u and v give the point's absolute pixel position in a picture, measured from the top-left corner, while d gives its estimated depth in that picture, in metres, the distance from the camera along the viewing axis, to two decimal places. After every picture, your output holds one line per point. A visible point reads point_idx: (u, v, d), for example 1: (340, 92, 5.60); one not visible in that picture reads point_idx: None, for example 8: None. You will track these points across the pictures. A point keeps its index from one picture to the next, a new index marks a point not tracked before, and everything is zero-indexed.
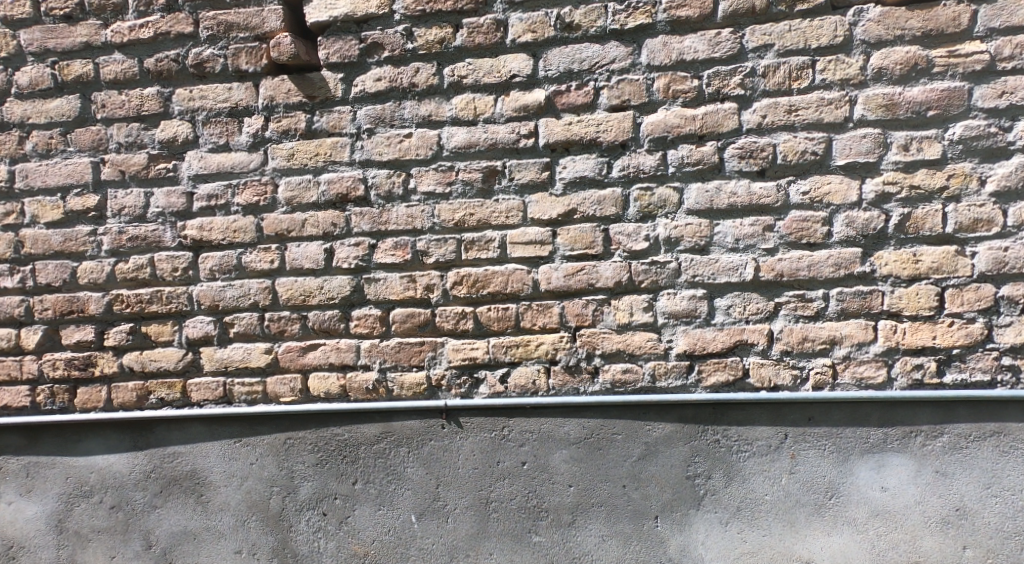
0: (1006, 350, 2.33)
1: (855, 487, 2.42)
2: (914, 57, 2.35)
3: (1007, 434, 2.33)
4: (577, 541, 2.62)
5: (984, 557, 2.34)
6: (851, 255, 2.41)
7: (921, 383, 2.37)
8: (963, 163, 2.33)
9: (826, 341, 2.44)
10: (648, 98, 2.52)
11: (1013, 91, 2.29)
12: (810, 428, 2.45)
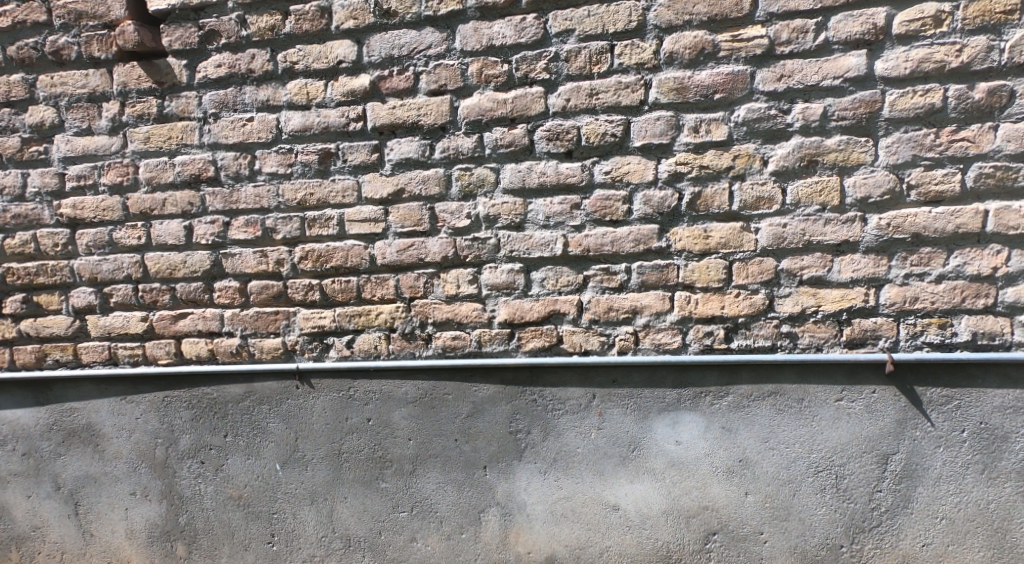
0: (785, 319, 2.39)
1: (653, 441, 2.65)
2: (701, 42, 2.33)
3: (782, 394, 2.47)
4: (418, 487, 2.93)
5: (763, 502, 2.55)
6: (649, 232, 2.45)
7: (711, 348, 2.49)
8: (747, 144, 2.32)
9: (628, 310, 2.55)
10: (464, 83, 2.57)
11: (790, 75, 2.26)
12: (614, 389, 2.66)
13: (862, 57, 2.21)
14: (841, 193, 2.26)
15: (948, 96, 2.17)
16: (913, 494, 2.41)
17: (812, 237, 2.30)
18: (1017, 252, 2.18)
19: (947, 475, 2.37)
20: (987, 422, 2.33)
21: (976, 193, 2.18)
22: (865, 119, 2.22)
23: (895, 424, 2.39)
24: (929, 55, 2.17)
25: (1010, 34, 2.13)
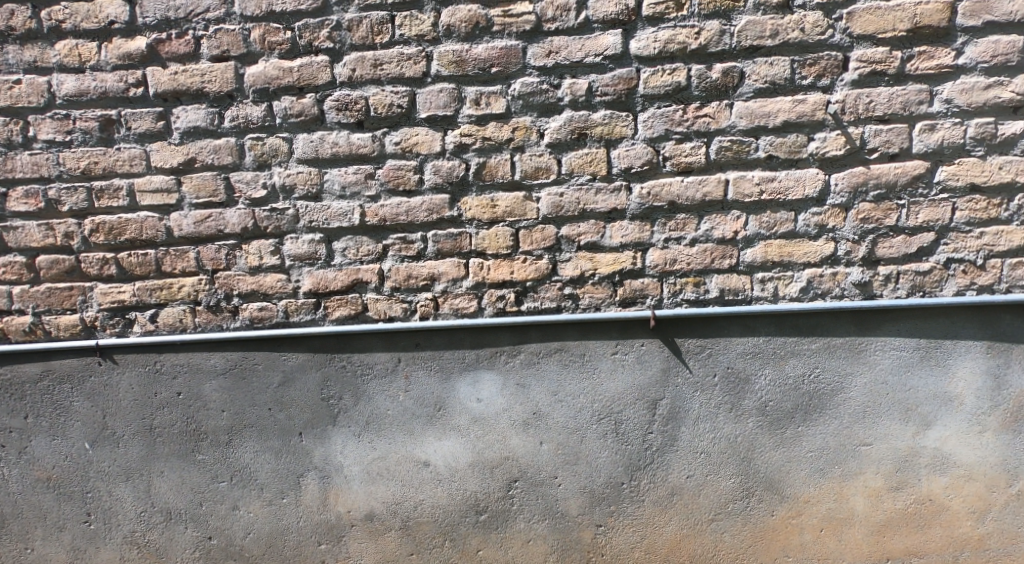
0: (567, 282, 2.59)
1: (456, 400, 2.81)
2: (475, 16, 2.38)
3: (567, 351, 2.69)
4: (235, 456, 2.94)
5: (555, 449, 2.79)
6: (441, 201, 2.53)
7: (504, 311, 2.64)
8: (524, 117, 2.42)
9: (427, 278, 2.65)
10: (246, 49, 2.50)
11: (558, 51, 2.36)
12: (417, 352, 2.78)
13: (618, 36, 2.34)
14: (607, 163, 2.43)
15: (691, 75, 2.34)
16: (678, 433, 2.71)
17: (585, 206, 2.48)
18: (753, 218, 2.43)
19: (704, 415, 2.68)
20: (733, 366, 2.62)
21: (718, 163, 2.39)
22: (625, 94, 2.37)
23: (661, 372, 2.66)
24: (675, 35, 2.32)
25: (739, 18, 2.29)
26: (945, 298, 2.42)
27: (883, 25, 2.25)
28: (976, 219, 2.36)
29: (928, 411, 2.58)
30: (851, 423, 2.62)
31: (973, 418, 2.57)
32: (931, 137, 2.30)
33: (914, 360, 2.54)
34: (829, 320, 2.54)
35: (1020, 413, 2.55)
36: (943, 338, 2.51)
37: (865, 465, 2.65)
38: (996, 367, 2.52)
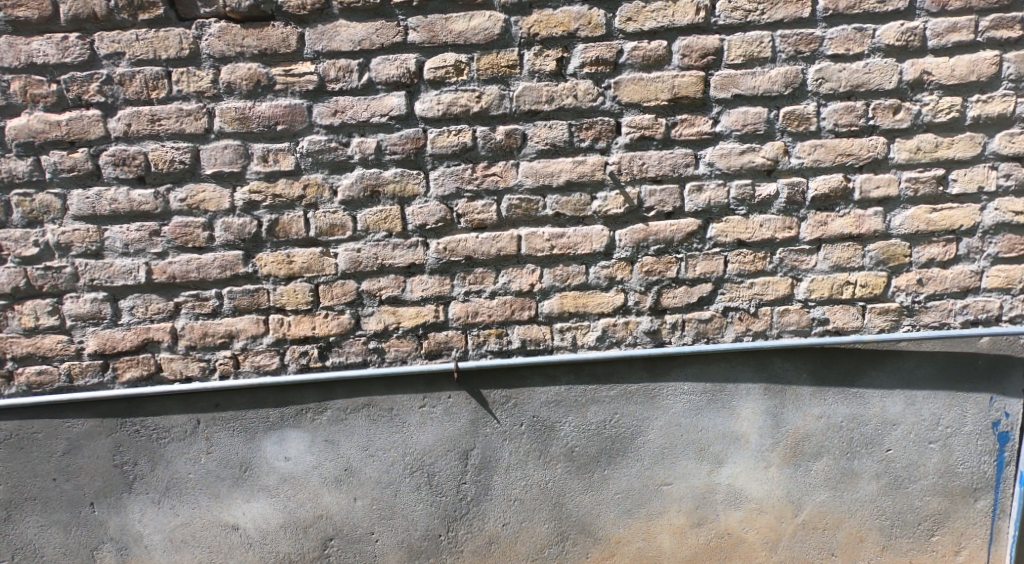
0: (372, 335, 2.56)
1: (263, 459, 2.66)
2: (255, 74, 2.35)
3: (374, 406, 2.65)
4: (17, 532, 2.65)
5: (371, 504, 2.71)
6: (234, 257, 2.46)
7: (308, 367, 2.57)
8: (315, 174, 2.41)
9: (224, 335, 2.53)
10: (7, 101, 2.36)
11: (344, 111, 2.37)
12: (218, 413, 2.62)
13: (403, 97, 2.36)
14: (401, 219, 2.44)
15: (476, 136, 2.38)
16: (491, 482, 2.73)
17: (384, 261, 2.47)
18: (547, 271, 2.53)
19: (515, 463, 2.72)
20: (539, 415, 2.69)
21: (510, 221, 2.46)
22: (414, 153, 2.39)
23: (470, 423, 2.68)
24: (457, 99, 2.35)
25: (517, 85, 2.35)
26: (725, 344, 2.61)
27: (646, 95, 2.37)
28: (746, 271, 2.55)
29: (719, 450, 2.75)
30: (652, 465, 2.75)
31: (758, 454, 2.75)
32: (699, 197, 2.47)
33: (702, 402, 2.71)
34: (623, 368, 2.68)
35: (799, 448, 2.75)
36: (725, 382, 2.71)
37: (668, 504, 2.78)
38: (773, 406, 2.72)
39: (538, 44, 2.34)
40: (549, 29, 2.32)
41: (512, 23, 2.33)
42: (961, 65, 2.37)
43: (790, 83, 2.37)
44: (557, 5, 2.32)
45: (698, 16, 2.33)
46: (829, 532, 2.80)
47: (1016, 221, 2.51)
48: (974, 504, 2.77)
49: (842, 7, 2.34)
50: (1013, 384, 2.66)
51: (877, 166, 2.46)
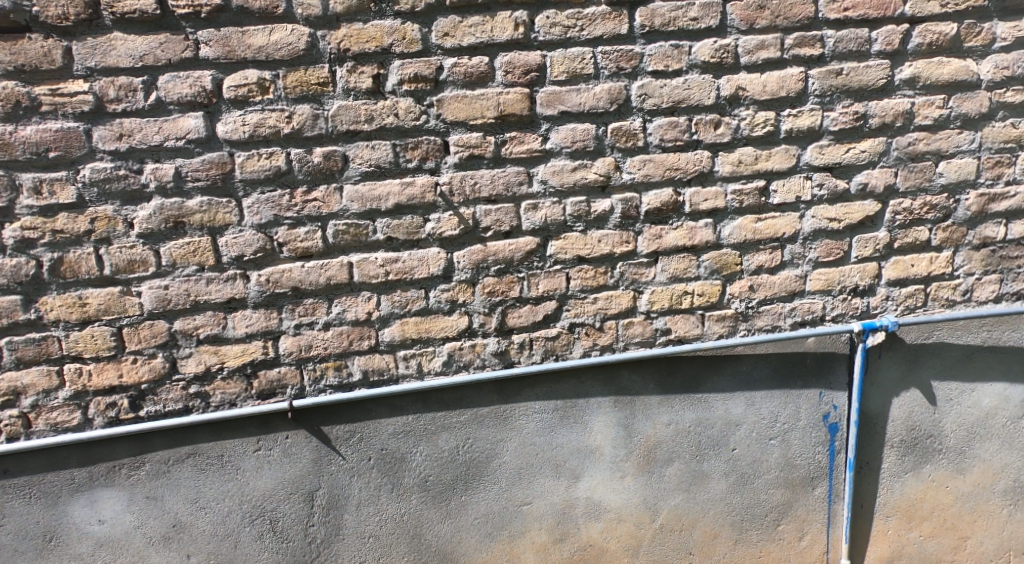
0: (192, 379, 2.30)
1: (72, 525, 2.33)
2: (14, 94, 2.07)
3: (200, 454, 2.36)
4: None
5: (207, 560, 2.43)
6: (11, 302, 2.16)
7: (117, 420, 2.28)
8: (103, 206, 2.15)
9: (8, 392, 2.21)
10: None
11: (131, 134, 2.12)
12: (8, 479, 2.28)
13: (200, 119, 2.14)
14: (213, 251, 2.22)
15: (291, 159, 2.20)
16: (342, 521, 2.50)
17: (197, 298, 2.24)
18: (384, 298, 2.39)
19: (364, 499, 2.51)
20: (386, 447, 2.49)
21: (339, 247, 2.30)
22: (220, 179, 2.18)
23: (312, 463, 2.44)
24: (264, 119, 2.16)
25: (331, 104, 2.19)
26: (575, 359, 2.55)
27: (471, 112, 2.28)
28: (588, 287, 2.52)
29: (575, 464, 2.63)
30: (509, 486, 2.60)
31: (614, 465, 2.66)
32: (535, 216, 2.41)
33: (555, 419, 2.59)
34: (467, 390, 2.51)
35: (652, 455, 2.67)
36: (577, 397, 2.60)
37: (529, 523, 2.64)
38: (624, 417, 2.64)
39: (350, 60, 2.17)
40: (360, 43, 2.16)
41: (318, 37, 2.14)
42: (773, 80, 2.45)
43: (615, 99, 2.36)
44: (367, 19, 2.15)
45: (517, 32, 2.25)
46: (685, 533, 2.75)
47: (832, 227, 2.63)
48: (813, 493, 2.83)
49: (659, 24, 2.34)
50: (839, 378, 2.76)
51: (704, 180, 2.50)
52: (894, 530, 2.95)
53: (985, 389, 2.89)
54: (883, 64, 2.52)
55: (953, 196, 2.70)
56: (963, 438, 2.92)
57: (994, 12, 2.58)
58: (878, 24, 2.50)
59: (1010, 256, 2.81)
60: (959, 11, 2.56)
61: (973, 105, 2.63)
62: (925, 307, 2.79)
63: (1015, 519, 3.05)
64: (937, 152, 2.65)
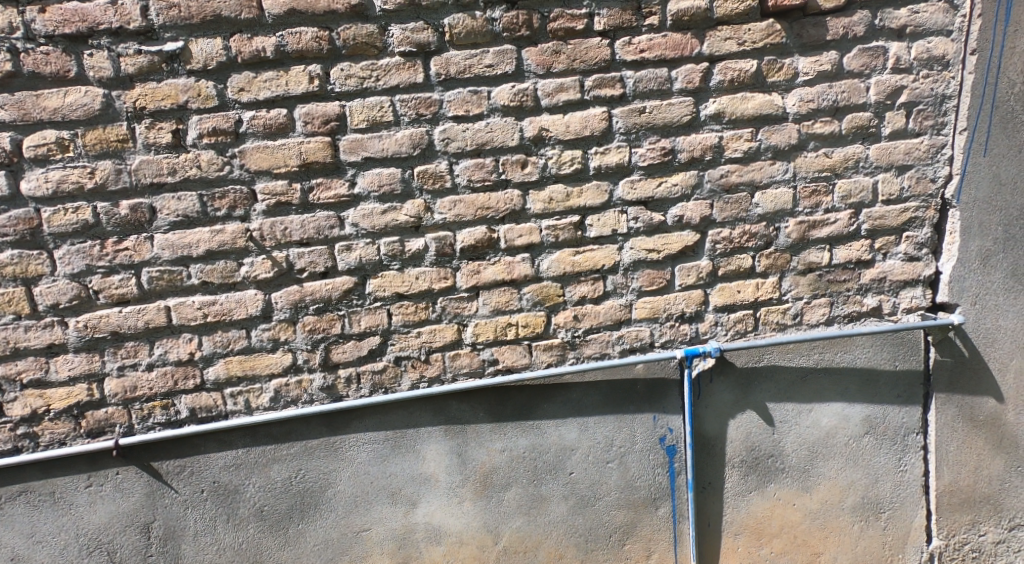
0: (20, 421, 2.47)
1: None
2: None
3: (32, 491, 2.52)
4: None
5: None
6: None
7: None
8: None
9: None
10: None
11: None
12: None
13: (3, 178, 2.31)
14: (28, 299, 2.39)
15: (98, 212, 2.36)
16: (181, 551, 2.62)
17: (17, 344, 2.42)
18: (206, 338, 2.51)
19: (201, 529, 2.62)
20: (219, 479, 2.60)
21: (155, 292, 2.44)
22: (28, 233, 2.35)
23: (143, 498, 2.57)
24: (69, 175, 2.33)
25: (132, 158, 2.34)
26: (402, 392, 2.62)
27: (275, 161, 2.40)
28: (411, 322, 2.59)
29: (412, 491, 2.69)
30: (347, 513, 2.68)
31: (450, 491, 2.71)
32: (348, 256, 2.51)
33: (386, 449, 2.66)
34: (295, 424, 2.61)
35: (488, 480, 2.72)
36: (407, 427, 2.66)
37: (370, 548, 2.71)
38: (457, 445, 2.69)
39: (150, 118, 2.33)
40: (154, 102, 2.31)
41: (113, 97, 2.30)
42: (575, 121, 2.55)
43: (417, 144, 2.47)
44: (160, 78, 2.30)
45: (312, 85, 2.37)
46: (529, 555, 2.80)
47: (651, 258, 2.71)
48: (656, 512, 2.89)
49: (453, 72, 2.44)
50: (672, 402, 2.82)
51: (518, 217, 2.59)
52: (744, 547, 3.00)
53: (823, 408, 2.95)
54: (685, 102, 2.61)
55: (772, 224, 2.78)
56: (806, 457, 2.98)
57: (793, 47, 2.66)
58: (677, 64, 2.59)
59: (838, 280, 2.89)
60: (758, 48, 2.63)
61: (781, 137, 2.71)
62: (755, 331, 2.85)
63: (868, 534, 3.11)
64: (751, 183, 2.73)
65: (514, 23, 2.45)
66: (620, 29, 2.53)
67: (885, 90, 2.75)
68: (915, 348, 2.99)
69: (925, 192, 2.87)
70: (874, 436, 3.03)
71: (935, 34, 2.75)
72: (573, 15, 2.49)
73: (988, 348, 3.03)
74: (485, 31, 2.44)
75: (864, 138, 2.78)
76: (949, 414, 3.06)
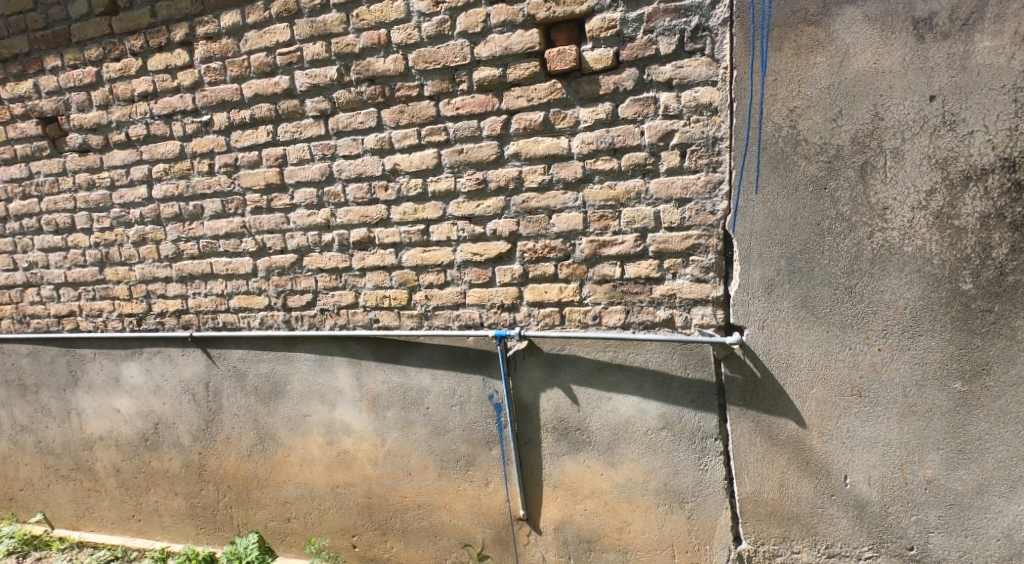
0: (156, 312, 4.37)
1: (124, 375, 4.52)
2: (87, 179, 4.31)
3: (168, 352, 4.40)
4: (40, 400, 4.76)
5: (174, 405, 4.45)
6: (93, 270, 4.43)
7: (136, 326, 4.43)
8: (120, 229, 4.31)
9: (99, 309, 4.49)
10: (9, 197, 4.52)
11: (125, 196, 4.25)
12: (104, 349, 4.53)
13: (145, 188, 4.20)
14: (156, 250, 4.26)
15: (181, 208, 4.14)
16: (220, 403, 4.35)
17: (154, 273, 4.30)
18: (229, 283, 4.16)
19: (230, 392, 4.32)
20: (235, 364, 4.27)
21: (205, 254, 4.16)
22: (156, 217, 4.21)
23: (206, 367, 4.33)
24: (166, 188, 4.15)
25: (193, 179, 4.08)
26: (324, 330, 4.01)
27: (254, 182, 3.95)
28: (330, 286, 3.95)
29: (332, 396, 4.12)
30: (299, 402, 4.19)
31: (354, 402, 4.08)
32: (291, 241, 3.96)
33: (316, 365, 4.11)
34: (271, 340, 4.16)
35: (375, 400, 4.03)
36: (327, 353, 4.07)
37: (312, 427, 4.20)
38: (355, 371, 4.04)
39: (198, 157, 4.04)
40: (200, 148, 4.02)
41: (184, 147, 4.06)
42: (416, 158, 3.57)
43: (323, 172, 3.79)
44: (204, 134, 4.00)
45: (267, 137, 3.86)
46: (404, 459, 4.04)
47: (476, 259, 3.58)
48: (490, 452, 3.84)
49: (340, 128, 3.69)
50: (495, 369, 3.74)
51: (386, 223, 3.74)
52: (561, 498, 3.73)
53: (621, 399, 3.46)
54: (491, 144, 3.40)
55: (568, 241, 3.35)
56: (609, 437, 3.54)
57: (574, 101, 3.21)
58: (485, 117, 3.39)
59: (632, 292, 3.28)
60: (544, 102, 3.26)
61: (568, 172, 3.27)
62: (563, 324, 3.49)
63: (674, 519, 3.47)
64: (548, 208, 3.35)
65: (375, 94, 3.57)
66: (442, 93, 3.44)
67: (657, 133, 3.09)
68: (706, 361, 3.22)
69: (705, 222, 3.09)
70: (672, 432, 3.37)
71: (702, 83, 3.01)
72: (410, 86, 3.50)
73: (782, 372, 3.07)
74: (358, 100, 3.62)
75: (642, 173, 3.15)
76: (745, 427, 3.19)
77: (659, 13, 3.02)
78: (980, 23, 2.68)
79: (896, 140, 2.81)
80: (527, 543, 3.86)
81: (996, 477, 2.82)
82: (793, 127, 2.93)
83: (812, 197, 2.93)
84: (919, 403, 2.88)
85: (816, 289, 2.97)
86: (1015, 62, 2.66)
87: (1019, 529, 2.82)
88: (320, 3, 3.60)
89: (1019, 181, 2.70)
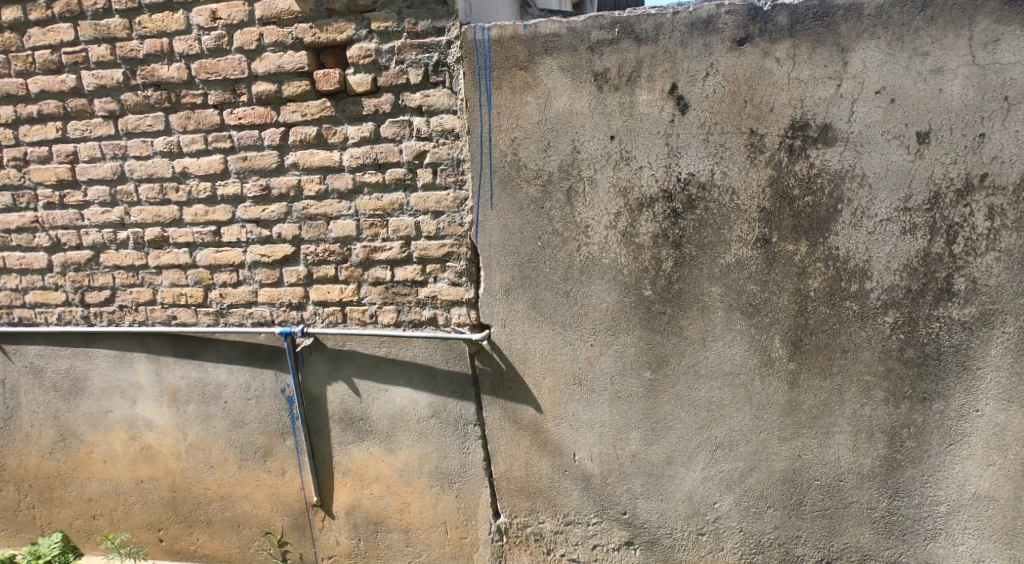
0: None
1: None
2: None
3: None
4: None
5: None
6: None
7: None
8: None
9: None
10: None
11: None
12: None
13: None
14: None
15: None
16: (18, 400, 4.41)
17: None
18: (23, 278, 4.26)
19: (26, 389, 4.38)
20: (33, 361, 4.34)
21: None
22: None
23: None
24: None
25: None
26: (123, 326, 4.18)
27: (45, 176, 4.07)
28: (127, 283, 4.12)
29: (132, 392, 4.26)
30: (100, 399, 4.31)
31: (155, 397, 4.24)
32: (86, 238, 4.10)
33: (116, 360, 4.24)
34: (69, 336, 4.26)
35: (176, 395, 4.21)
36: (126, 350, 4.23)
37: (113, 422, 4.32)
38: (155, 367, 4.21)
39: None
40: None
41: None
42: (204, 163, 3.83)
43: (115, 171, 3.97)
44: None
45: (57, 133, 4.00)
46: (205, 452, 4.24)
47: (264, 260, 3.88)
48: (285, 443, 4.11)
49: (130, 128, 3.90)
50: (285, 364, 4.02)
51: (179, 224, 3.97)
52: (350, 484, 4.04)
53: (396, 391, 3.85)
54: (271, 154, 3.73)
55: (346, 246, 3.73)
56: (388, 426, 3.91)
57: (343, 119, 3.61)
58: (265, 127, 3.72)
59: (402, 293, 3.70)
60: (316, 118, 3.63)
61: (341, 183, 3.66)
62: (345, 322, 3.85)
63: (445, 498, 3.88)
64: (326, 215, 3.72)
65: (162, 99, 3.81)
66: (224, 103, 3.74)
67: (413, 152, 3.54)
68: (463, 355, 3.69)
69: (456, 233, 3.56)
70: (440, 420, 3.80)
71: (446, 112, 3.49)
72: (194, 94, 3.77)
73: (521, 364, 3.61)
74: (144, 103, 3.85)
75: (403, 188, 3.58)
76: (496, 414, 3.69)
77: (407, 47, 3.47)
78: (639, 80, 3.27)
79: (591, 170, 3.38)
80: (322, 527, 4.15)
81: (678, 449, 3.48)
82: (514, 154, 3.45)
83: (533, 215, 3.47)
84: (622, 388, 3.49)
85: (541, 293, 3.52)
86: (664, 113, 3.27)
87: (697, 493, 3.49)
88: (102, 7, 3.81)
89: (675, 208, 3.31)
